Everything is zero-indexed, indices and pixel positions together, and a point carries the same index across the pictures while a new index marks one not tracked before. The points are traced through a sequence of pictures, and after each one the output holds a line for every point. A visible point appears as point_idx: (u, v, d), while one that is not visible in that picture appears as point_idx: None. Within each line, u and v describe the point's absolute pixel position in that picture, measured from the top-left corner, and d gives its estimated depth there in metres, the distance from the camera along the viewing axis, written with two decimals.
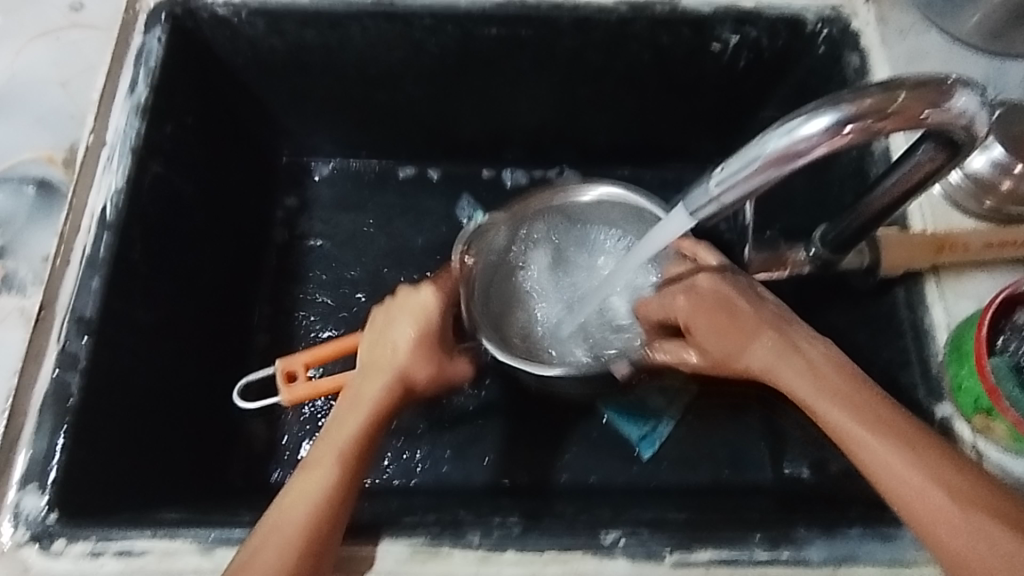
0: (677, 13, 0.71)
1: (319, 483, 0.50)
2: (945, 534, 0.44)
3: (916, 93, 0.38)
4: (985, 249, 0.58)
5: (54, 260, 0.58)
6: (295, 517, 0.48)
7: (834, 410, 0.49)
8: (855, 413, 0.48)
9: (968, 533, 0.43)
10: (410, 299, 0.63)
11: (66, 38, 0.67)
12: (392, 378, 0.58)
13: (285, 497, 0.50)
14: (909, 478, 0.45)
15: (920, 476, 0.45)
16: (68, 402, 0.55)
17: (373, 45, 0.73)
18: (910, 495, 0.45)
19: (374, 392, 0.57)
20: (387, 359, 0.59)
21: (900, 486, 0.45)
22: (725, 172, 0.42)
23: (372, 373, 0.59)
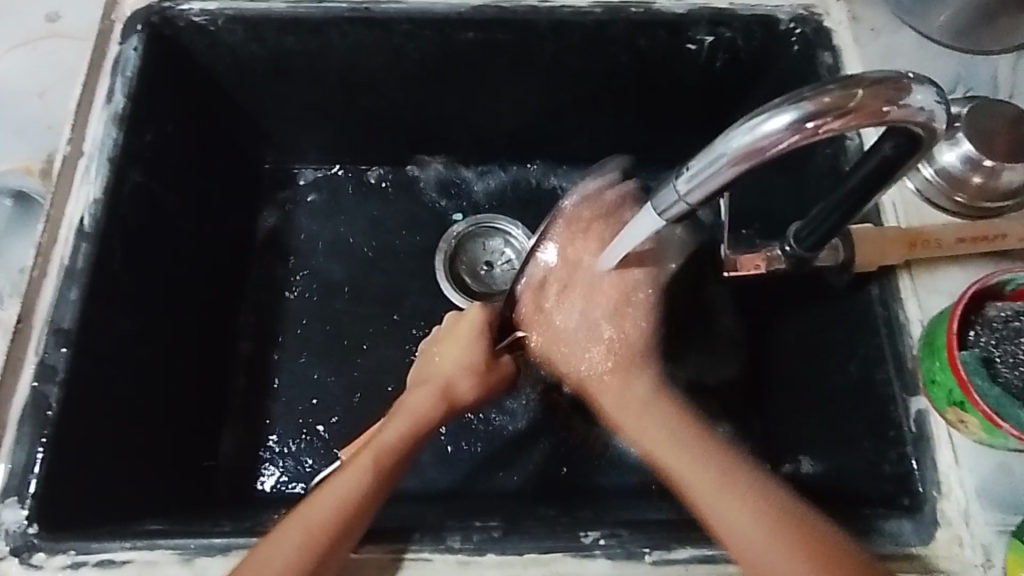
0: (652, 14, 0.71)
1: (355, 485, 0.53)
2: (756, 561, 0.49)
3: (873, 90, 0.39)
4: (956, 244, 0.59)
5: (31, 272, 0.58)
6: (325, 513, 0.50)
7: (681, 448, 0.56)
8: (718, 467, 0.53)
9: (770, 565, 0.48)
10: (461, 322, 0.65)
11: (42, 49, 0.67)
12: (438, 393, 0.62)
13: (320, 492, 0.52)
14: (736, 527, 0.50)
15: (739, 529, 0.50)
16: (46, 414, 0.54)
17: (352, 51, 0.73)
18: (734, 531, 0.50)
19: (421, 407, 0.61)
20: (439, 377, 0.63)
21: (726, 521, 0.51)
22: (691, 171, 0.42)
23: (421, 389, 0.63)
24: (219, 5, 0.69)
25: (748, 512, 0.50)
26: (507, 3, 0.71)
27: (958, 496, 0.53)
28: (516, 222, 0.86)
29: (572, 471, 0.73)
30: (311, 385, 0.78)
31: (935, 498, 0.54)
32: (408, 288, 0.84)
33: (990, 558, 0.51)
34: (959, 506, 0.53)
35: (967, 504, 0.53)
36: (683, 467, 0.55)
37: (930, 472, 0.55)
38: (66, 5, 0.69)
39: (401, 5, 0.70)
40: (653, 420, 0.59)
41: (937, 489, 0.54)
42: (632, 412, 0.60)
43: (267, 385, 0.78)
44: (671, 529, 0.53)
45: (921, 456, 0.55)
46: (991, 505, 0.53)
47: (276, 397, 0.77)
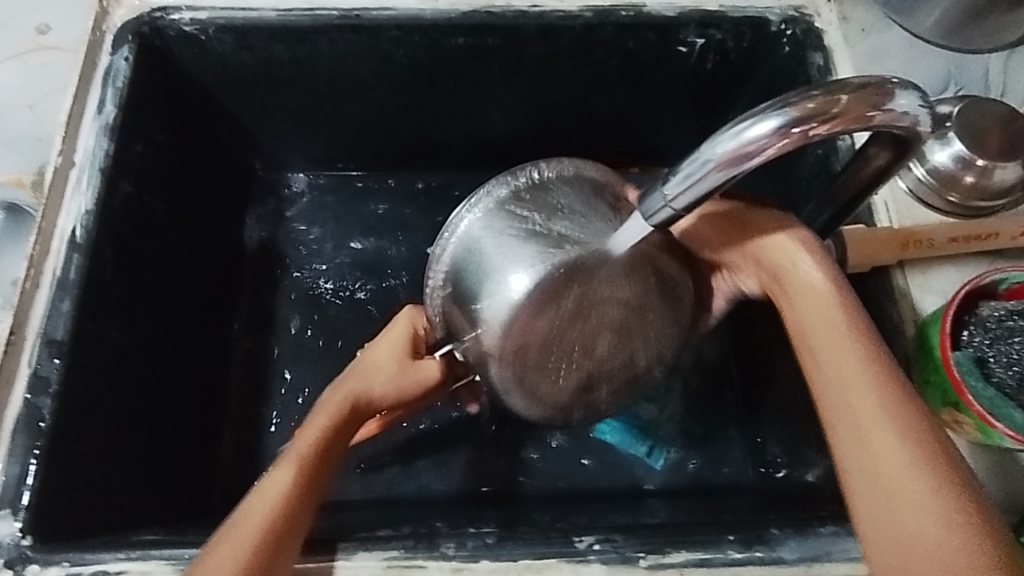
0: (642, 17, 0.71)
1: (273, 507, 0.45)
2: (874, 499, 0.39)
3: (858, 95, 0.39)
4: (949, 243, 0.59)
5: (23, 284, 0.58)
6: (233, 558, 0.42)
7: (837, 357, 0.43)
8: (907, 435, 0.39)
9: (902, 498, 0.38)
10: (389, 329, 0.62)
11: (33, 61, 0.67)
12: (349, 400, 0.54)
13: (228, 530, 0.44)
14: (921, 514, 0.37)
15: (917, 514, 0.37)
16: (39, 426, 0.54)
17: (342, 58, 0.73)
18: (885, 476, 0.39)
19: (332, 415, 0.52)
20: (352, 383, 0.55)
21: (870, 449, 0.40)
22: (678, 176, 0.42)
23: (334, 398, 0.54)
24: (209, 14, 0.69)
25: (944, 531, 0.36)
26: (496, 8, 0.71)
27: None
28: None
29: (567, 475, 0.73)
30: (306, 392, 0.78)
31: None
32: (402, 294, 0.84)
33: None
34: None
35: None
36: (841, 385, 0.42)
37: None
38: (56, 17, 0.69)
39: (390, 12, 0.70)
40: (863, 347, 0.43)
41: None
42: (813, 317, 0.45)
43: (262, 393, 0.78)
44: (665, 534, 0.53)
45: None
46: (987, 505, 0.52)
47: (272, 404, 0.78)
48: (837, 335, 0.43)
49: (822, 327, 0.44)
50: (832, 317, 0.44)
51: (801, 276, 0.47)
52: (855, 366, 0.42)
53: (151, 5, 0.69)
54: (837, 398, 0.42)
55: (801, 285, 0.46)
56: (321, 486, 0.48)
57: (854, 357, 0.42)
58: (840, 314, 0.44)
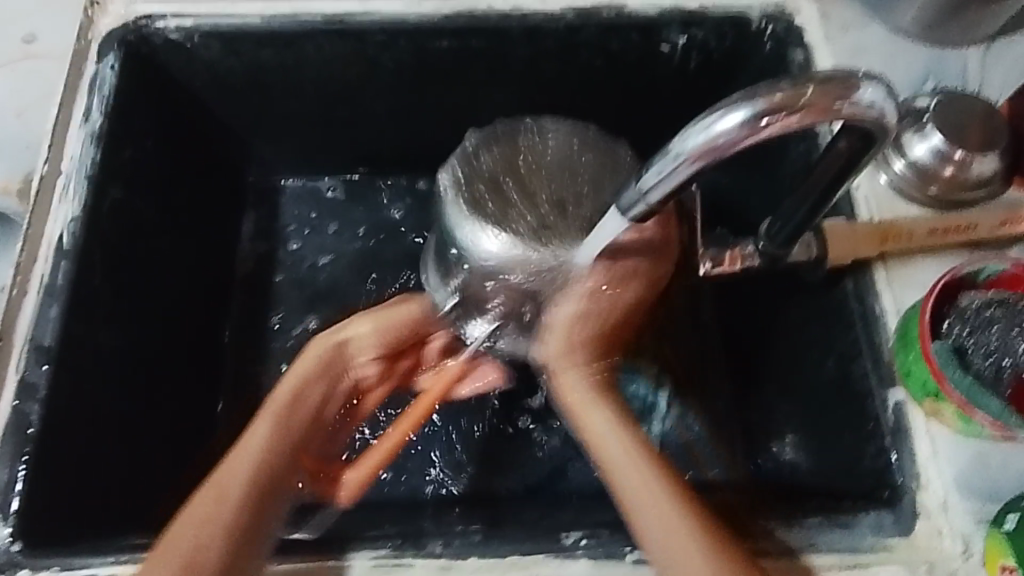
0: (624, 18, 0.72)
1: (255, 463, 0.51)
2: (650, 534, 0.50)
3: (825, 87, 0.39)
4: (928, 236, 0.59)
5: (11, 291, 0.59)
6: (229, 502, 0.49)
7: (624, 460, 0.53)
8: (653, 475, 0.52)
9: (661, 533, 0.50)
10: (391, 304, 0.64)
11: (20, 70, 0.68)
12: (331, 352, 0.59)
13: (214, 479, 0.50)
14: (674, 538, 0.49)
15: (676, 544, 0.49)
16: (27, 432, 0.55)
17: (328, 63, 0.74)
18: (658, 520, 0.50)
19: (316, 371, 0.58)
20: (332, 337, 0.60)
21: (659, 520, 0.50)
22: (651, 171, 0.42)
23: (317, 349, 0.59)
24: (194, 22, 0.70)
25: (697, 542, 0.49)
26: (479, 11, 0.71)
27: (937, 486, 0.53)
28: None
29: (557, 473, 0.74)
30: None
31: (915, 491, 0.54)
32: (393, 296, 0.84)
33: (970, 548, 0.51)
34: (939, 496, 0.53)
35: (946, 495, 0.53)
36: (621, 462, 0.53)
37: (909, 464, 0.54)
38: (43, 26, 0.70)
39: (375, 16, 0.71)
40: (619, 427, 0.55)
41: (916, 481, 0.54)
42: (580, 395, 0.57)
43: (253, 397, 0.78)
44: None
45: (899, 448, 0.55)
46: (970, 495, 0.53)
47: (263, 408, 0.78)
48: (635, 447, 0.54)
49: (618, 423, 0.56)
50: (620, 429, 0.55)
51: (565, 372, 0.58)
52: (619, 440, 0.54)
53: (137, 13, 0.70)
54: (625, 490, 0.52)
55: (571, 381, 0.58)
56: (302, 433, 0.55)
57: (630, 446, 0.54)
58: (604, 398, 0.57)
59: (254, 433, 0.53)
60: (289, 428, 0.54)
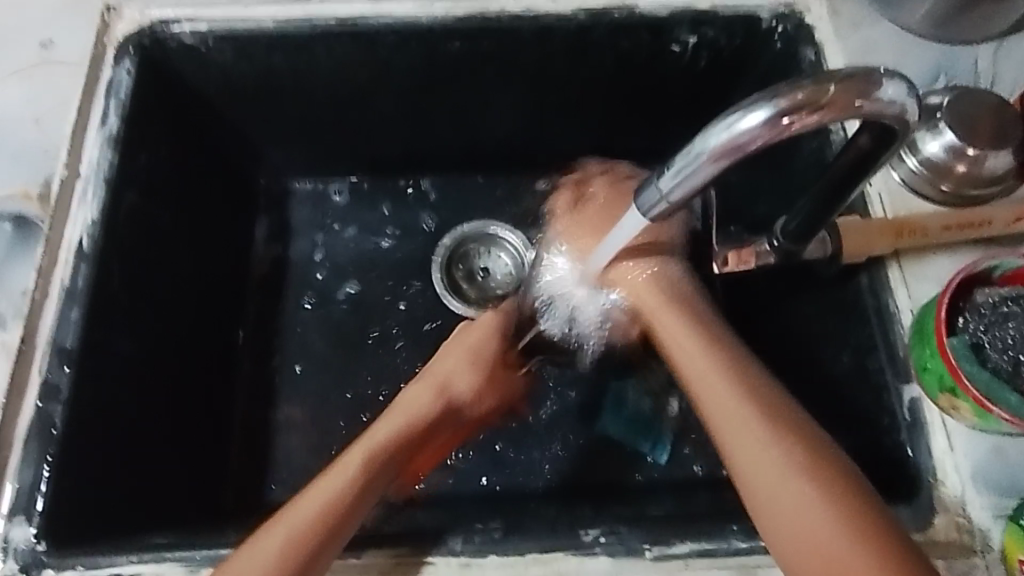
0: (635, 17, 0.72)
1: (343, 489, 0.52)
2: (780, 514, 0.46)
3: (845, 85, 0.40)
4: (942, 232, 0.59)
5: (33, 294, 0.60)
6: (311, 513, 0.50)
7: (720, 412, 0.50)
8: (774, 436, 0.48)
9: (797, 510, 0.45)
10: (473, 329, 0.68)
11: (38, 75, 0.69)
12: (436, 394, 0.63)
13: (303, 495, 0.52)
14: (804, 515, 0.45)
15: (802, 517, 0.45)
16: (50, 433, 0.55)
17: (340, 65, 0.74)
18: (774, 494, 0.46)
19: (421, 406, 0.62)
20: (436, 375, 0.64)
21: (773, 493, 0.46)
22: (672, 170, 0.43)
23: (423, 385, 0.64)
24: (208, 25, 0.71)
25: (816, 511, 0.45)
26: (490, 12, 0.72)
27: (954, 481, 0.54)
28: (512, 229, 0.87)
29: (572, 470, 0.74)
30: (312, 395, 0.79)
31: (932, 485, 0.54)
32: (406, 296, 0.85)
33: (988, 542, 0.52)
34: (956, 491, 0.53)
35: (963, 489, 0.53)
36: (726, 422, 0.50)
37: (926, 459, 0.55)
38: (59, 32, 0.70)
39: (386, 18, 0.71)
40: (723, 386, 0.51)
41: (934, 476, 0.54)
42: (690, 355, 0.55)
43: (269, 397, 0.79)
44: (670, 525, 0.53)
45: (915, 443, 0.56)
46: (988, 489, 0.53)
47: (279, 407, 0.79)
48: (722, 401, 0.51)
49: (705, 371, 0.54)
50: (721, 390, 0.51)
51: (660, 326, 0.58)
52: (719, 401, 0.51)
53: (152, 18, 0.71)
54: (740, 459, 0.48)
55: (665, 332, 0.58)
56: (394, 464, 0.58)
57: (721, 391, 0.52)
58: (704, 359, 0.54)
59: (355, 451, 0.56)
60: (381, 451, 0.57)
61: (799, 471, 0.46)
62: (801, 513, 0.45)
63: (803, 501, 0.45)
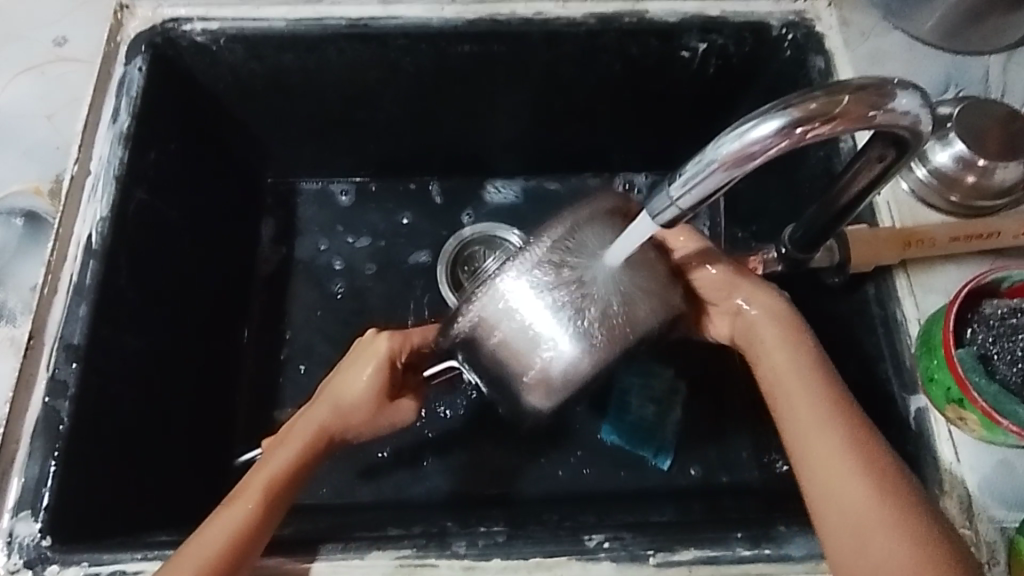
0: (645, 24, 0.72)
1: (233, 528, 0.49)
2: (841, 507, 0.47)
3: (858, 96, 0.40)
4: (951, 243, 0.59)
5: (42, 290, 0.60)
6: (216, 543, 0.48)
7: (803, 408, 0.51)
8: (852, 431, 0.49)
9: (855, 502, 0.47)
10: (367, 348, 0.57)
11: (50, 72, 0.69)
12: (325, 430, 0.56)
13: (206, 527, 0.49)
14: (869, 516, 0.46)
15: (873, 518, 0.46)
16: (58, 428, 0.56)
17: (350, 67, 0.75)
18: (834, 483, 0.48)
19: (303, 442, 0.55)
20: (326, 409, 0.56)
21: (836, 481, 0.48)
22: (682, 177, 0.43)
23: (310, 417, 0.56)
24: (220, 25, 0.71)
25: (879, 526, 0.45)
26: (501, 16, 0.72)
27: (960, 493, 0.53)
28: (518, 232, 0.87)
29: (575, 475, 0.74)
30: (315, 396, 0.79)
31: (938, 496, 0.54)
32: (411, 297, 0.85)
33: (995, 555, 0.51)
34: (962, 503, 0.53)
35: (970, 501, 0.53)
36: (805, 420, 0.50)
37: (932, 471, 0.55)
38: (72, 29, 0.71)
39: (397, 21, 0.72)
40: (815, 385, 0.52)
41: (940, 487, 0.54)
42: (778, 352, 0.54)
43: (273, 397, 0.79)
44: (674, 532, 0.53)
45: (922, 454, 0.56)
46: (994, 502, 0.53)
47: (283, 407, 0.79)
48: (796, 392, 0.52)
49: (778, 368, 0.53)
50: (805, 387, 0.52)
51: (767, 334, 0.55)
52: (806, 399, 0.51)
53: (164, 16, 0.71)
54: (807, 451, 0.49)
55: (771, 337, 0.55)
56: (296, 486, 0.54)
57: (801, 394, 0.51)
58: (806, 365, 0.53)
59: (247, 484, 0.52)
60: (275, 480, 0.52)
61: (874, 468, 0.47)
62: (860, 507, 0.46)
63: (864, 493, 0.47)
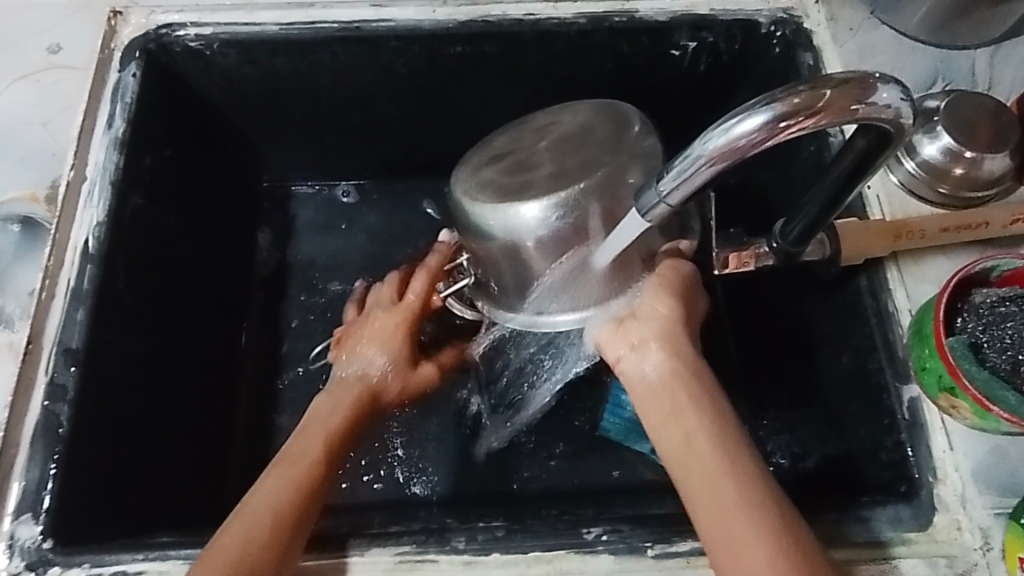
0: (635, 22, 0.73)
1: (297, 475, 0.54)
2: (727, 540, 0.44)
3: (841, 89, 0.41)
4: (940, 233, 0.60)
5: (40, 295, 0.60)
6: (265, 516, 0.50)
7: (687, 438, 0.49)
8: (728, 455, 0.47)
9: (739, 531, 0.44)
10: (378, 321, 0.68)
11: (44, 79, 0.69)
12: (365, 393, 0.64)
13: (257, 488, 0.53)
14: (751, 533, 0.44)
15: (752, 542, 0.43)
16: (57, 432, 0.56)
17: (343, 70, 0.75)
18: (719, 515, 0.45)
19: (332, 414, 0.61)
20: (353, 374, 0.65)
21: (720, 516, 0.45)
22: (670, 172, 0.44)
23: (339, 394, 0.63)
24: (213, 30, 0.71)
25: (762, 540, 0.43)
26: (492, 17, 0.73)
27: (954, 480, 0.54)
28: None
29: (573, 470, 0.75)
30: (314, 397, 0.80)
31: (931, 484, 0.54)
32: None
33: (989, 541, 0.52)
34: (955, 489, 0.54)
35: (964, 488, 0.54)
36: (689, 453, 0.48)
37: (926, 458, 0.55)
38: (66, 36, 0.71)
39: (390, 23, 0.72)
40: (695, 411, 0.50)
41: (933, 475, 0.55)
42: (657, 382, 0.52)
43: (271, 399, 0.80)
44: (672, 522, 0.54)
45: (915, 443, 0.56)
46: (988, 489, 0.53)
47: (281, 410, 0.79)
48: (705, 473, 0.47)
49: (690, 441, 0.49)
50: (685, 413, 0.50)
51: (647, 362, 0.54)
52: (686, 428, 0.49)
53: (157, 23, 0.72)
54: (694, 483, 0.47)
55: (646, 368, 0.53)
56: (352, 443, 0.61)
57: (717, 467, 0.47)
58: (684, 390, 0.51)
59: (291, 450, 0.57)
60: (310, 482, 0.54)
61: (752, 489, 0.45)
62: (748, 534, 0.44)
63: (749, 516, 0.44)
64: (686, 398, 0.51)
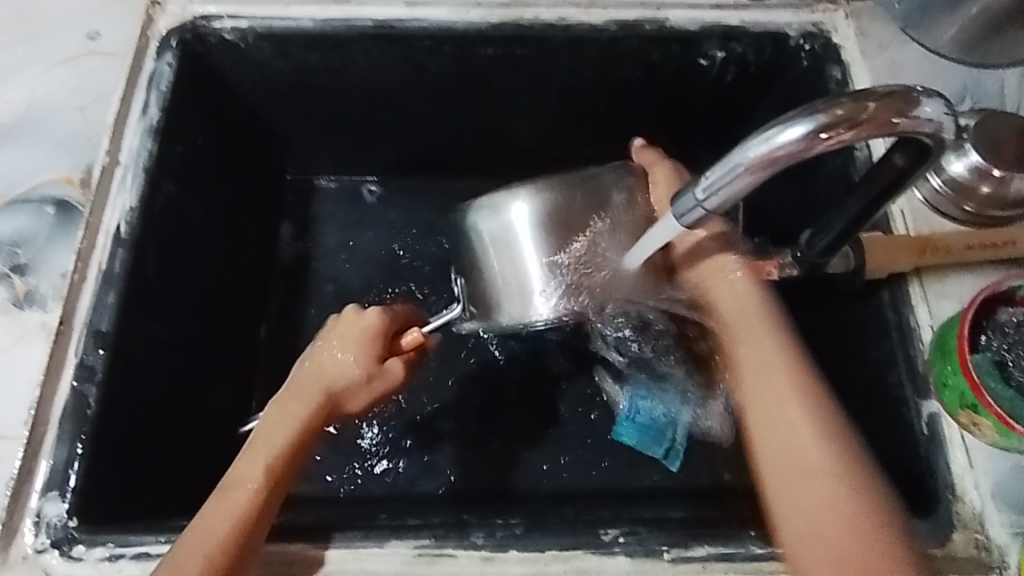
0: (665, 30, 0.74)
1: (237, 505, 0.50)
2: (798, 492, 0.49)
3: (885, 102, 0.41)
4: (965, 251, 0.60)
5: (72, 277, 0.61)
6: (220, 522, 0.49)
7: (766, 398, 0.53)
8: (801, 411, 0.52)
9: (810, 481, 0.49)
10: (352, 321, 0.59)
11: (83, 65, 0.71)
12: (324, 399, 0.57)
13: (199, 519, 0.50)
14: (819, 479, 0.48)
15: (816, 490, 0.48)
16: (85, 412, 0.57)
17: (374, 67, 0.76)
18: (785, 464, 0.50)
19: (281, 433, 0.55)
20: (312, 382, 0.58)
21: (783, 472, 0.50)
22: (709, 179, 0.45)
23: (292, 406, 0.57)
24: (249, 22, 0.73)
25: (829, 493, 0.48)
26: (525, 20, 0.74)
27: (973, 496, 0.54)
28: None
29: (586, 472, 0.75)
30: None
31: (949, 500, 0.54)
32: (425, 292, 0.86)
33: (1006, 559, 0.52)
34: (974, 505, 0.54)
35: (982, 505, 0.54)
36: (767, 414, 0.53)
37: (945, 474, 0.55)
38: (105, 23, 0.72)
39: (423, 22, 0.73)
40: (779, 370, 0.54)
41: (952, 492, 0.55)
42: (747, 348, 0.57)
43: None
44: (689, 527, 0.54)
45: (934, 458, 0.56)
46: (1005, 507, 0.53)
47: None
48: (784, 435, 0.51)
49: (767, 404, 0.53)
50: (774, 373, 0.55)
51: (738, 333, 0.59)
52: (759, 389, 0.54)
53: (193, 14, 0.73)
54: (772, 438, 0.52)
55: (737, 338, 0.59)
56: (305, 451, 0.57)
57: (793, 426, 0.51)
58: (766, 356, 0.55)
59: (234, 473, 0.53)
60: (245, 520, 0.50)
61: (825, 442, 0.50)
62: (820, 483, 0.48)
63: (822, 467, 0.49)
64: (774, 357, 0.55)
